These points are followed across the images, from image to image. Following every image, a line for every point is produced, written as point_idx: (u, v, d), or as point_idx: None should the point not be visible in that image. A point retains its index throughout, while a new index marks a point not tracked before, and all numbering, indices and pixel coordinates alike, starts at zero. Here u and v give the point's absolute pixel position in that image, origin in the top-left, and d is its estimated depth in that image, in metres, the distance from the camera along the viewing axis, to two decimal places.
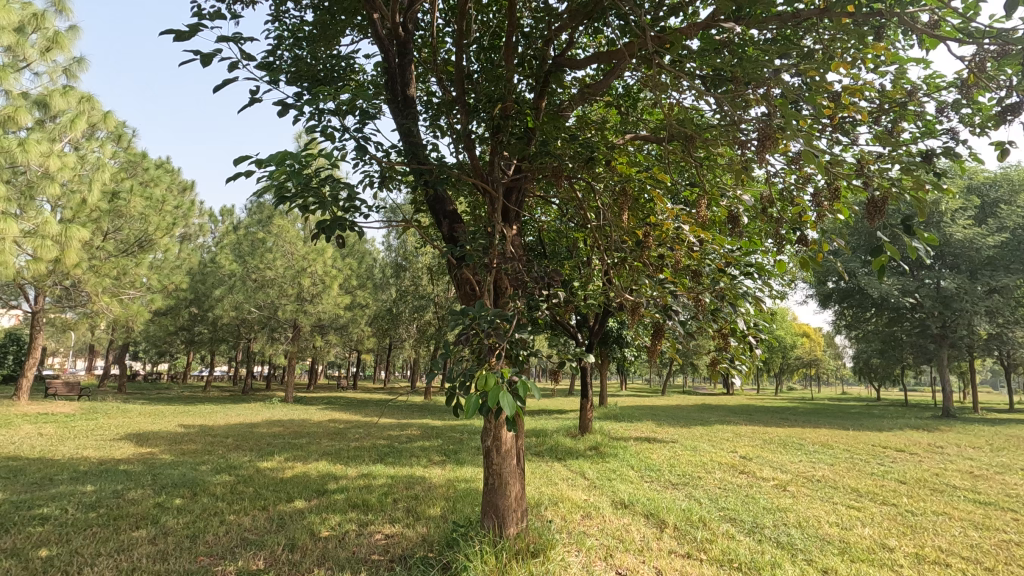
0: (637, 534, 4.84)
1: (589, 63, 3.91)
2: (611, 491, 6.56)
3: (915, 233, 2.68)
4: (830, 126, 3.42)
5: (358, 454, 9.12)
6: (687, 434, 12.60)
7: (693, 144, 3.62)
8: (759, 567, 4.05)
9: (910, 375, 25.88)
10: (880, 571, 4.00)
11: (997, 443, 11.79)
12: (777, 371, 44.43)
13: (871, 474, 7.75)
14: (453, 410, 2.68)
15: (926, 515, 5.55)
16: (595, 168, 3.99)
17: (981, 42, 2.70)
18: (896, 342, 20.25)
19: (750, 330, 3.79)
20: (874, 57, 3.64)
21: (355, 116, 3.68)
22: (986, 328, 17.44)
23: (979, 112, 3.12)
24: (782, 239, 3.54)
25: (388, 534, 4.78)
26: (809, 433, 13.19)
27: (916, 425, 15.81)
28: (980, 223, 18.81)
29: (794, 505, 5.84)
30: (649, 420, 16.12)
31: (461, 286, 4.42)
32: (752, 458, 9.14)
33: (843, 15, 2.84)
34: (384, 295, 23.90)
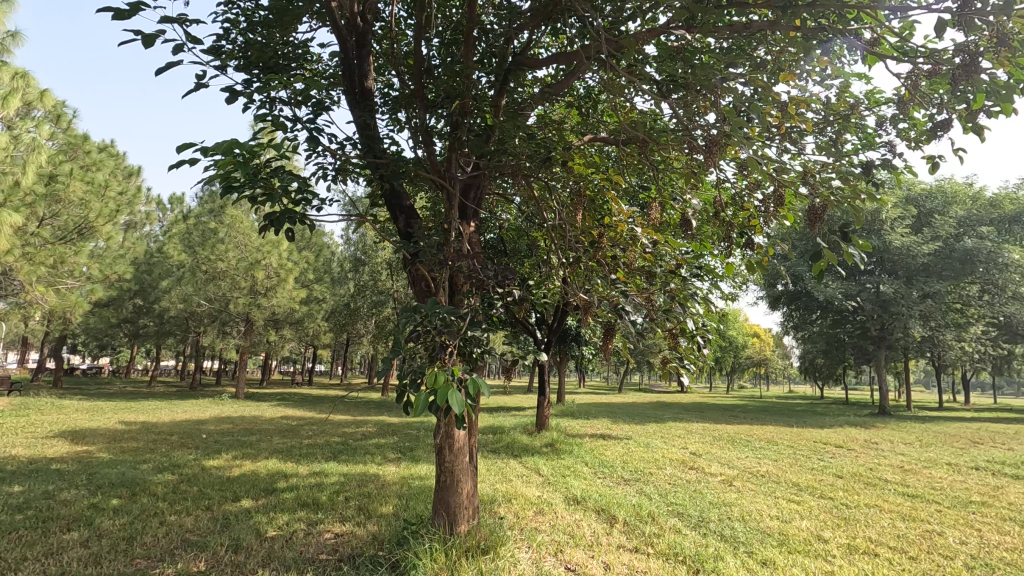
0: (587, 529, 4.93)
1: (549, 63, 3.93)
2: (565, 487, 6.64)
3: (852, 240, 2.83)
4: (779, 135, 3.55)
5: (310, 452, 8.93)
6: (640, 431, 12.87)
7: (648, 148, 3.72)
8: (702, 560, 4.19)
9: (851, 375, 27.18)
10: (813, 562, 4.19)
11: (925, 439, 12.56)
12: (729, 371, 45.93)
13: (811, 469, 8.11)
14: (403, 407, 2.65)
15: (859, 508, 5.85)
16: (552, 167, 4.03)
17: (914, 60, 2.88)
18: (839, 343, 21.26)
19: (699, 331, 3.92)
20: (821, 70, 3.80)
21: (309, 107, 3.58)
22: (920, 331, 18.49)
23: (917, 127, 3.30)
24: (731, 243, 3.65)
25: (337, 534, 4.69)
26: (756, 430, 13.69)
27: (855, 423, 16.65)
28: (917, 232, 19.78)
29: (739, 500, 6.04)
30: (605, 417, 16.40)
31: (416, 283, 4.40)
32: (701, 454, 9.43)
33: (792, 29, 2.95)
34: (341, 290, 23.46)
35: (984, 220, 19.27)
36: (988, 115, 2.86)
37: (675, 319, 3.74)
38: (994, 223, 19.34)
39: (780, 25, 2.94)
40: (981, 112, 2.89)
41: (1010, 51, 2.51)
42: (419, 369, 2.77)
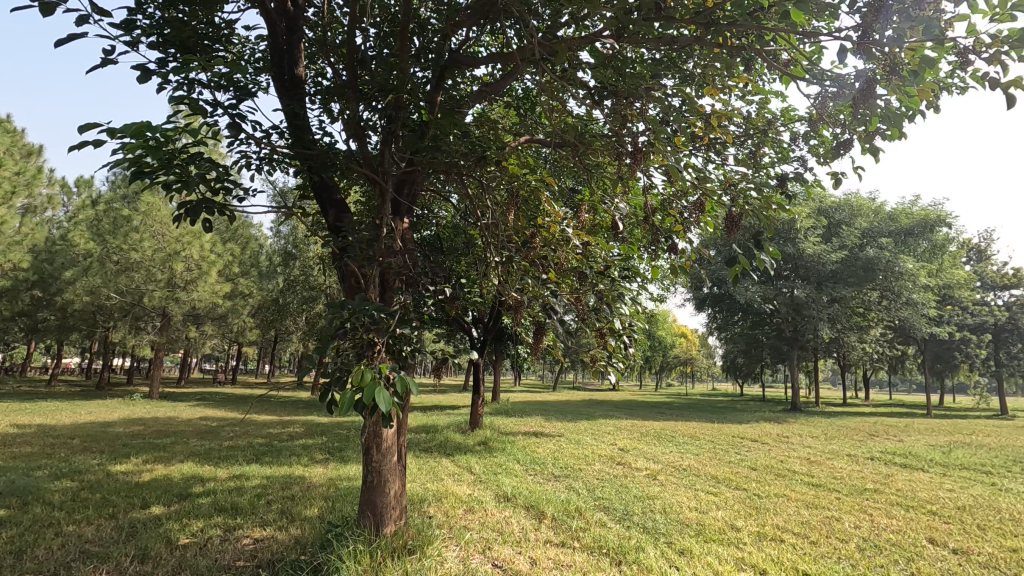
0: (516, 526, 4.99)
1: (486, 63, 3.93)
2: (496, 484, 6.69)
3: (762, 248, 3.03)
4: (703, 146, 3.74)
5: (232, 454, 8.51)
6: (572, 428, 13.17)
7: (580, 152, 3.81)
8: (624, 551, 4.35)
9: (768, 374, 29.04)
10: (725, 550, 4.45)
11: (828, 433, 13.61)
12: (658, 370, 47.89)
13: (729, 462, 8.61)
14: (327, 406, 2.60)
15: (769, 497, 6.26)
16: (487, 166, 4.03)
17: (821, 83, 3.12)
18: (757, 343, 22.72)
19: (627, 331, 4.03)
20: (744, 86, 4.02)
21: (232, 92, 3.42)
22: (828, 333, 20.05)
23: (824, 144, 3.57)
24: (657, 248, 3.80)
25: (257, 539, 4.50)
26: (681, 426, 14.34)
27: (768, 418, 17.79)
28: (827, 241, 21.43)
29: (661, 493, 6.32)
30: (538, 415, 16.69)
31: (345, 279, 4.28)
32: (629, 449, 9.78)
33: (716, 45, 3.10)
34: (270, 284, 22.51)
35: (884, 232, 21.10)
36: (883, 138, 3.14)
37: (604, 319, 3.84)
38: (892, 235, 21.24)
39: (704, 41, 3.09)
40: (879, 134, 3.16)
41: (900, 80, 2.78)
42: (345, 369, 2.71)
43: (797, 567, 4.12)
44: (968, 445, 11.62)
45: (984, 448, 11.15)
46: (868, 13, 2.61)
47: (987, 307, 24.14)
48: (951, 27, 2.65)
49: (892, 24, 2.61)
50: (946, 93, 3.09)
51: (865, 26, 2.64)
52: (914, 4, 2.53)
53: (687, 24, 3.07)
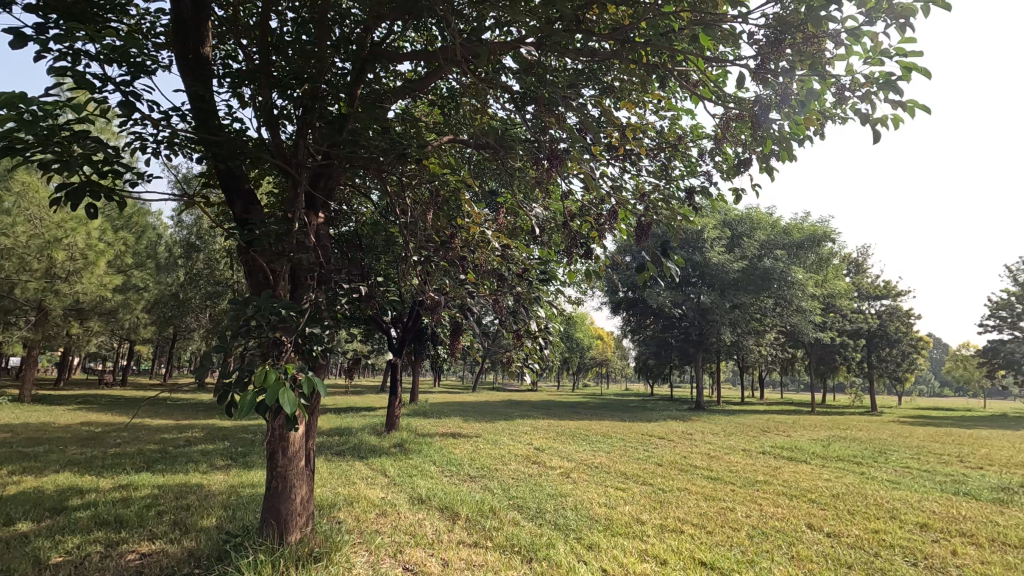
0: (429, 528, 4.95)
1: (409, 59, 3.88)
2: (411, 486, 6.59)
3: (670, 255, 3.21)
4: (619, 155, 3.90)
5: (118, 462, 7.76)
6: (489, 428, 13.23)
7: (501, 155, 3.85)
8: (535, 548, 4.44)
9: (676, 374, 30.73)
10: (630, 543, 4.65)
11: (727, 429, 14.66)
12: (575, 371, 49.26)
13: (637, 459, 9.03)
14: (225, 408, 2.47)
15: (672, 491, 6.63)
16: (407, 164, 3.97)
17: (725, 104, 3.36)
18: (667, 346, 24.01)
19: (543, 332, 4.11)
20: (658, 102, 4.24)
21: (126, 67, 3.14)
22: (729, 336, 21.55)
23: (727, 162, 3.83)
24: (574, 254, 3.92)
25: (144, 553, 4.15)
26: (594, 425, 14.84)
27: (675, 417, 18.82)
28: (730, 251, 23.06)
29: (573, 490, 6.51)
30: (457, 416, 16.61)
31: (252, 274, 4.05)
32: (544, 449, 10.00)
33: (633, 60, 3.26)
34: (169, 278, 20.81)
35: (779, 245, 23.00)
36: (778, 159, 3.42)
37: (521, 321, 3.91)
38: (786, 247, 23.21)
39: (621, 57, 3.23)
40: (774, 155, 3.44)
41: (790, 109, 3.06)
42: (248, 368, 2.57)
43: (694, 556, 4.40)
44: (843, 438, 12.94)
45: (855, 441, 12.46)
46: (765, 45, 2.85)
47: (862, 314, 26.98)
48: (835, 64, 2.95)
49: (785, 56, 2.86)
50: (831, 123, 3.42)
51: (763, 55, 2.88)
52: (804, 40, 2.79)
53: (604, 39, 3.20)
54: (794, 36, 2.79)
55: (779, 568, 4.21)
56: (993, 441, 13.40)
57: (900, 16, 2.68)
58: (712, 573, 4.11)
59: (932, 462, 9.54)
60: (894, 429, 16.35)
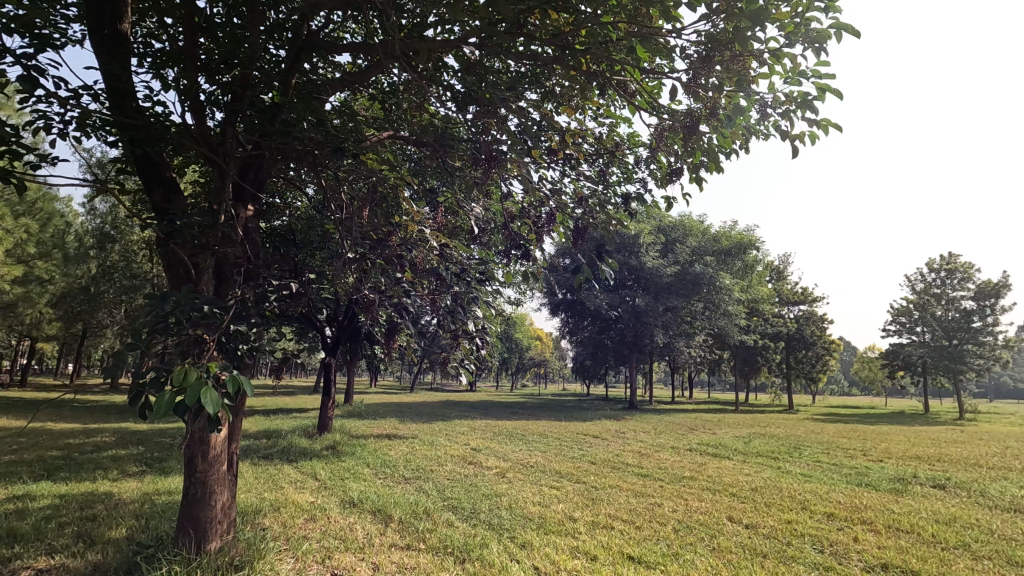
0: (361, 532, 4.84)
1: (349, 51, 3.78)
2: (342, 490, 6.40)
3: (604, 259, 3.29)
4: (558, 159, 3.98)
5: (13, 471, 7.07)
6: (426, 429, 13.05)
7: (443, 153, 3.84)
8: (469, 549, 4.43)
9: (611, 375, 31.56)
10: (563, 540, 4.74)
11: (657, 428, 15.21)
12: (514, 371, 49.58)
13: (572, 458, 9.20)
14: (138, 411, 2.33)
15: (604, 489, 6.81)
16: (344, 157, 3.85)
17: (659, 115, 3.50)
18: (603, 347, 24.60)
19: (480, 332, 4.13)
20: (598, 109, 4.35)
21: (30, 39, 2.89)
22: (662, 339, 22.36)
23: (661, 170, 3.98)
24: (513, 256, 3.95)
25: (41, 570, 3.80)
26: (531, 424, 14.99)
27: (610, 416, 19.34)
28: (664, 256, 23.94)
29: (508, 490, 6.55)
30: (393, 417, 16.28)
31: (171, 268, 3.81)
32: (480, 449, 10.01)
33: (573, 67, 3.34)
34: (77, 269, 19.15)
35: (709, 251, 24.09)
36: (707, 170, 3.60)
37: (459, 322, 3.91)
38: (715, 254, 24.35)
39: (562, 62, 3.30)
40: (703, 166, 3.62)
41: (717, 124, 3.25)
42: (164, 366, 2.43)
43: (623, 551, 4.53)
44: (763, 435, 13.74)
45: (773, 438, 13.25)
46: (697, 60, 3.00)
47: (782, 318, 28.77)
48: (759, 82, 3.17)
49: (714, 72, 3.03)
50: (755, 139, 3.64)
51: (694, 70, 3.04)
52: (732, 58, 2.96)
53: (546, 44, 3.26)
54: (722, 53, 2.96)
55: (701, 559, 4.43)
56: (892, 436, 14.63)
57: (815, 41, 2.91)
58: (639, 566, 4.26)
59: (840, 456, 10.30)
60: (808, 426, 17.53)
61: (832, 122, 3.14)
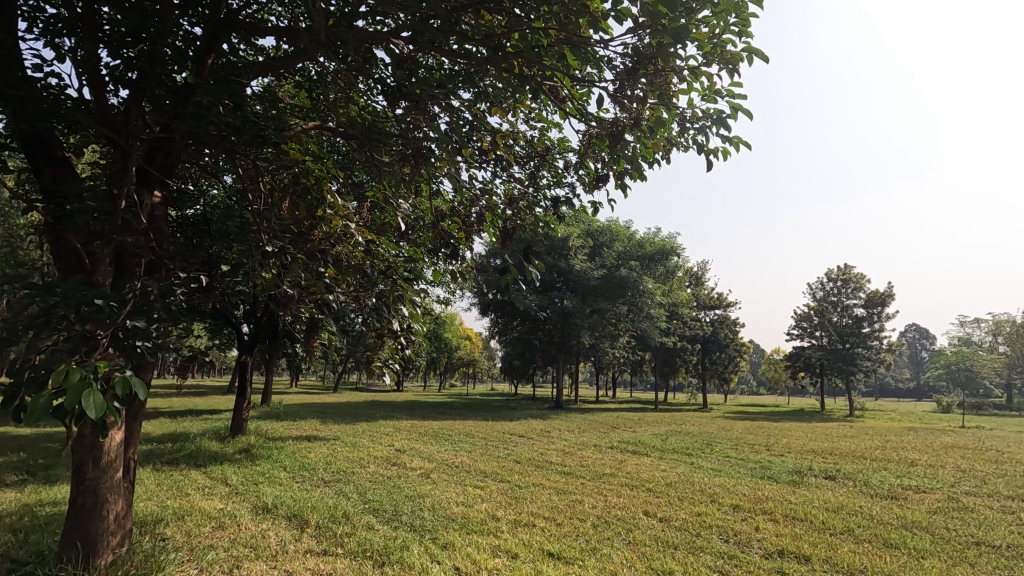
0: (273, 538, 4.63)
1: (272, 35, 3.60)
2: (255, 495, 6.07)
3: (531, 261, 3.30)
4: (489, 159, 3.99)
5: None
6: (349, 430, 12.67)
7: (370, 147, 3.74)
8: (389, 552, 4.35)
9: (538, 374, 32.02)
10: (485, 540, 4.76)
11: (582, 426, 15.62)
12: (443, 371, 49.23)
13: (497, 457, 9.24)
14: (12, 413, 2.16)
15: (527, 487, 6.90)
16: (263, 146, 3.66)
17: (587, 122, 3.60)
18: (531, 347, 24.85)
19: (404, 331, 4.11)
20: (530, 113, 4.40)
21: None
22: (588, 339, 22.94)
23: (589, 176, 4.08)
24: (442, 256, 3.91)
25: None
26: (458, 424, 14.93)
27: (536, 415, 19.62)
28: (592, 259, 24.67)
29: (432, 490, 6.49)
30: (314, 418, 15.66)
31: (62, 256, 3.48)
32: (405, 449, 9.84)
33: (506, 68, 3.35)
34: None
35: (633, 256, 25.07)
36: (630, 178, 3.75)
37: (384, 320, 3.84)
38: (639, 259, 25.30)
39: (494, 63, 3.31)
40: (627, 174, 3.76)
41: (640, 133, 3.38)
42: (47, 365, 2.21)
43: (542, 548, 4.61)
44: (679, 432, 14.42)
45: (689, 434, 13.97)
46: (624, 71, 3.10)
47: (699, 322, 30.41)
48: (679, 96, 3.35)
49: (639, 84, 3.15)
50: (675, 150, 3.83)
51: (621, 81, 3.15)
52: (656, 72, 3.10)
53: (478, 43, 3.25)
54: (647, 67, 3.08)
55: (618, 553, 4.59)
56: (793, 432, 15.82)
57: (730, 62, 3.11)
58: (558, 562, 4.35)
59: (747, 451, 11.05)
60: (720, 423, 18.64)
61: (743, 139, 3.39)
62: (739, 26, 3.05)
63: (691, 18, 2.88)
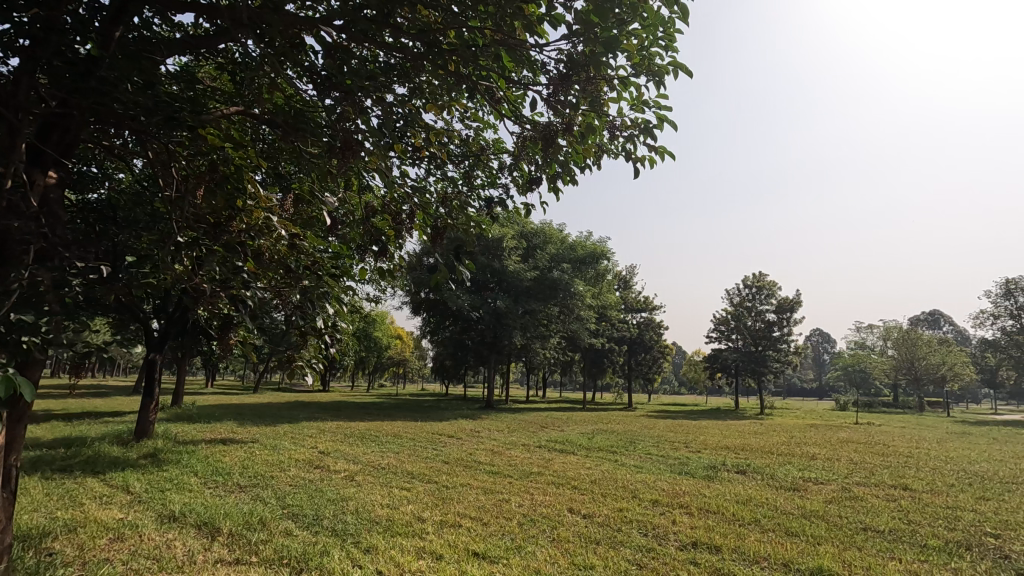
0: (180, 549, 4.34)
1: (190, 12, 3.38)
2: (160, 504, 5.64)
3: (462, 260, 3.32)
4: (423, 156, 3.95)
5: None
6: (269, 432, 12.08)
7: (297, 138, 3.60)
8: (308, 558, 4.19)
9: (469, 374, 31.91)
10: (409, 542, 4.69)
11: (511, 426, 15.72)
12: (372, 371, 48.05)
13: (425, 458, 9.13)
14: None
15: (455, 488, 6.86)
16: (178, 129, 3.43)
17: (521, 124, 3.64)
18: (463, 347, 24.70)
19: (329, 329, 4.01)
20: (465, 113, 4.39)
21: None
22: (520, 340, 23.14)
23: (522, 178, 4.12)
24: (371, 253, 3.83)
25: None
26: (386, 425, 14.62)
27: (467, 415, 19.56)
28: (525, 260, 25.00)
29: (356, 493, 6.31)
30: (230, 420, 14.79)
31: None
32: (329, 451, 9.51)
33: (442, 66, 3.31)
34: None
35: (565, 259, 25.60)
36: (563, 182, 3.84)
37: (308, 319, 3.73)
38: (570, 262, 25.82)
39: (429, 60, 3.28)
40: (559, 177, 3.83)
41: (572, 138, 3.46)
42: None
43: (468, 548, 4.60)
44: (605, 431, 14.83)
45: (614, 433, 14.37)
46: (558, 76, 3.17)
47: (627, 324, 31.49)
48: (610, 104, 3.47)
49: (572, 89, 3.23)
50: (605, 157, 3.95)
51: (555, 86, 3.21)
52: (588, 80, 3.19)
53: (413, 38, 3.20)
54: (580, 75, 3.15)
55: (542, 550, 4.66)
56: (709, 429, 16.73)
57: (656, 75, 3.26)
58: (482, 561, 4.36)
59: (667, 448, 11.56)
60: (644, 422, 19.40)
61: (668, 149, 3.58)
62: (666, 41, 3.20)
63: (622, 29, 2.98)
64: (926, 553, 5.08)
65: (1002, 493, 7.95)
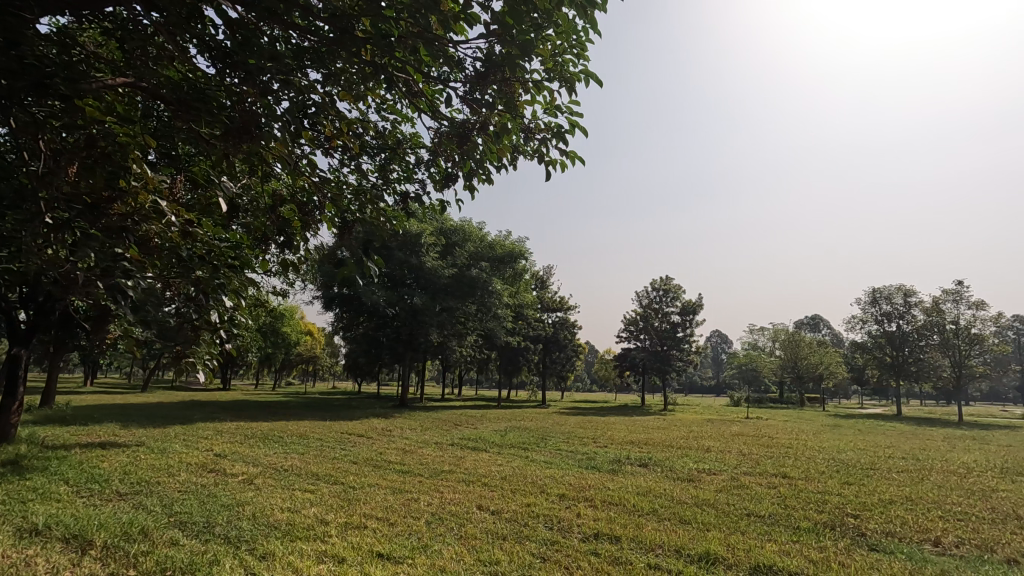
0: (42, 565, 3.89)
1: None
2: (19, 517, 5.02)
3: (370, 257, 3.24)
4: (333, 146, 3.82)
5: None
6: (157, 435, 11.11)
7: (193, 116, 3.35)
8: (195, 568, 3.91)
9: (383, 373, 31.14)
10: (310, 545, 4.52)
11: (425, 424, 15.54)
12: (279, 368, 45.65)
13: (332, 459, 8.80)
14: None
15: (362, 488, 6.68)
16: (51, 98, 3.08)
17: (438, 120, 3.62)
18: (377, 344, 23.94)
19: (225, 324, 3.80)
20: (381, 102, 4.29)
21: None
22: (436, 337, 22.89)
23: (439, 175, 4.11)
24: (274, 245, 3.66)
25: None
26: (291, 424, 13.95)
27: (380, 414, 19.12)
28: (443, 257, 24.82)
29: (254, 497, 5.96)
30: (112, 421, 13.43)
31: None
32: (226, 454, 8.91)
33: (356, 53, 3.20)
34: None
35: (484, 257, 25.73)
36: (478, 180, 3.86)
37: (202, 312, 3.55)
38: (489, 261, 25.98)
39: (341, 46, 3.16)
40: (474, 175, 3.84)
41: (486, 139, 3.49)
42: None
43: (372, 549, 4.51)
44: (519, 428, 15.06)
45: (527, 430, 14.61)
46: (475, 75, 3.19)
47: (542, 323, 32.16)
48: (525, 106, 3.54)
49: (489, 89, 3.25)
50: (521, 156, 4.01)
51: (472, 83, 3.21)
52: (504, 81, 3.23)
53: (325, 23, 3.08)
54: (496, 75, 3.18)
55: (448, 548, 4.65)
56: (616, 425, 17.49)
57: (569, 81, 3.36)
58: (387, 562, 4.28)
59: (576, 444, 11.92)
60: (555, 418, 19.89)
61: (578, 153, 3.70)
62: (578, 49, 3.30)
63: (538, 33, 3.05)
64: (798, 534, 5.62)
65: (863, 479, 8.95)
